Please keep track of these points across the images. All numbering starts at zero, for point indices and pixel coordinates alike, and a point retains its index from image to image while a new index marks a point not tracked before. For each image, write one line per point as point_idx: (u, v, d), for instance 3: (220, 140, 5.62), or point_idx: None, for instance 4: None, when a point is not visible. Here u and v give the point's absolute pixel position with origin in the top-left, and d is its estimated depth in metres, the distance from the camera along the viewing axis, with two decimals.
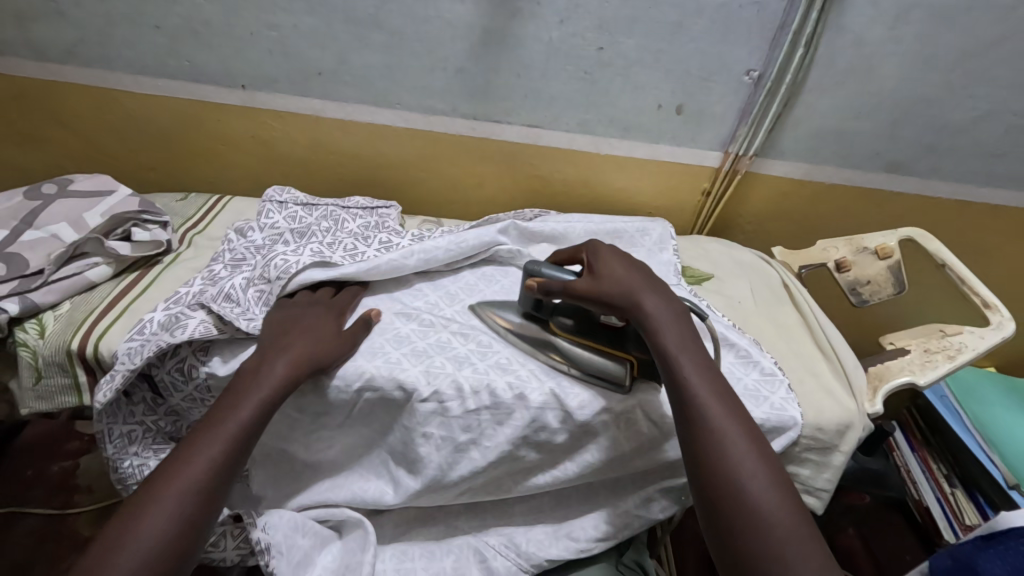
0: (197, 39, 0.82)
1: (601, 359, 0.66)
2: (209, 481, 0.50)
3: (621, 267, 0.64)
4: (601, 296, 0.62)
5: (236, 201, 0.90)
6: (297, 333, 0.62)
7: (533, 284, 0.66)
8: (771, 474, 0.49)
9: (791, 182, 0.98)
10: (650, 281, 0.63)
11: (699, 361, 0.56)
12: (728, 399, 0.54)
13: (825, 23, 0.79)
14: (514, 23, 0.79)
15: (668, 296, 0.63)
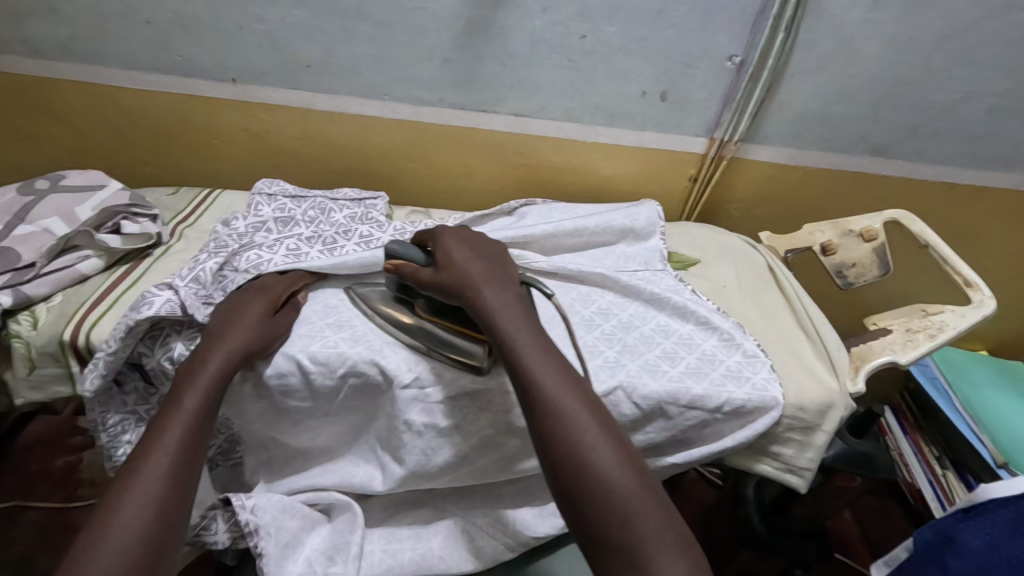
0: (185, 33, 0.82)
1: (467, 343, 0.66)
2: (172, 471, 0.52)
3: (463, 257, 0.65)
4: (444, 288, 0.64)
5: (226, 195, 0.91)
6: (228, 326, 0.63)
7: (393, 267, 0.68)
8: (621, 453, 0.49)
9: (777, 167, 0.98)
10: (494, 273, 0.64)
11: (541, 347, 0.56)
12: (570, 381, 0.54)
13: (806, 7, 0.79)
14: (498, 12, 0.79)
15: (509, 284, 0.63)
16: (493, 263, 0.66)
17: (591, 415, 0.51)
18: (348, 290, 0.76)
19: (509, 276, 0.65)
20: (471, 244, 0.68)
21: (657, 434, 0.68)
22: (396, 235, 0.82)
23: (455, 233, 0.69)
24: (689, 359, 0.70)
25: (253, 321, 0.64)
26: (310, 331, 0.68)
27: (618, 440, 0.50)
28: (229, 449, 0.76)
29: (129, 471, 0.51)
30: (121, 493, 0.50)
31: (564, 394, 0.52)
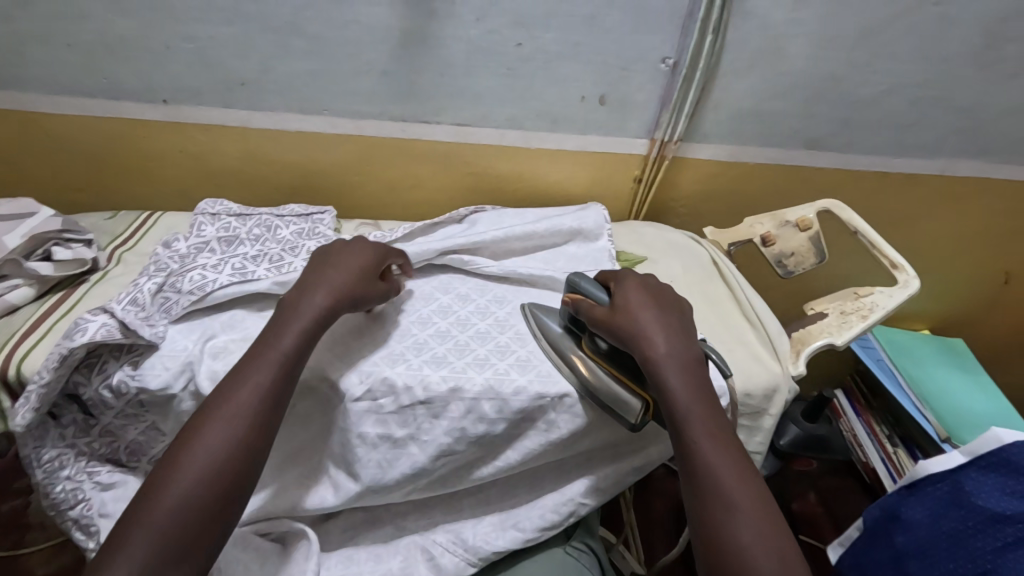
0: (114, 54, 0.81)
1: (617, 391, 0.67)
2: (211, 477, 0.52)
3: (640, 304, 0.67)
4: (614, 332, 0.65)
5: (167, 216, 0.89)
6: (323, 275, 0.67)
7: (571, 300, 0.71)
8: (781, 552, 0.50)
9: (717, 164, 1.02)
10: (673, 328, 0.65)
11: (713, 423, 0.58)
12: (737, 462, 0.56)
13: (731, 9, 0.83)
14: (433, 23, 0.80)
15: (689, 345, 0.64)
16: (674, 318, 0.67)
17: (758, 507, 0.53)
18: (524, 308, 0.78)
19: (687, 332, 0.66)
20: (653, 294, 0.69)
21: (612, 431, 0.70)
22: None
23: (636, 280, 0.70)
24: None
25: (346, 276, 0.68)
26: None
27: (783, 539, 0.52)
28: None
29: (199, 418, 0.54)
30: (188, 438, 0.53)
31: (734, 481, 0.54)
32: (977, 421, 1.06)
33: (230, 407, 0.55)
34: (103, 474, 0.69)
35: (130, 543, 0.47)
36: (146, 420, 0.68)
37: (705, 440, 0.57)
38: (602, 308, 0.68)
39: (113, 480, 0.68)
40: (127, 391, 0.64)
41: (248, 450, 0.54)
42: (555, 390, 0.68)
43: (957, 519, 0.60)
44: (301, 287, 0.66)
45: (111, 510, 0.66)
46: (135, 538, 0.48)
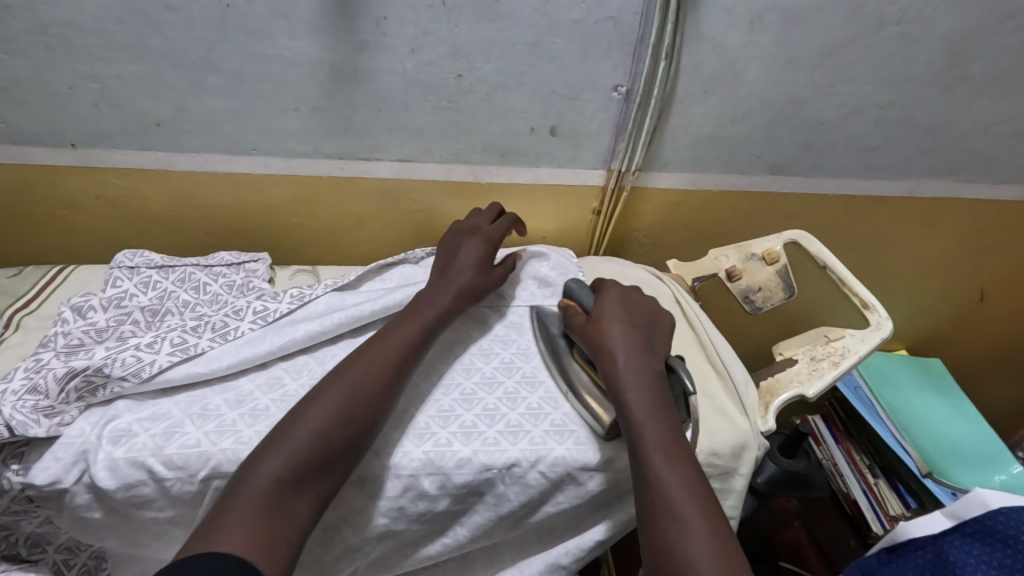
0: (9, 97, 0.73)
1: (597, 395, 0.66)
2: (322, 437, 0.54)
3: (612, 316, 0.66)
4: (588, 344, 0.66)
5: (79, 271, 0.81)
6: (452, 264, 0.74)
7: (565, 303, 0.71)
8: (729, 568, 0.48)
9: (679, 193, 0.97)
10: (639, 344, 0.64)
11: (669, 435, 0.56)
12: (690, 475, 0.54)
13: (683, 33, 0.78)
14: (362, 56, 0.74)
15: (652, 361, 0.63)
16: (642, 332, 0.65)
17: (706, 521, 0.51)
18: (534, 312, 0.78)
19: (655, 347, 0.65)
20: (625, 309, 0.67)
21: (569, 501, 0.64)
22: (294, 303, 0.75)
23: (617, 292, 0.70)
24: None
25: (472, 266, 0.74)
26: (168, 428, 0.60)
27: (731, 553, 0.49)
28: (97, 565, 0.66)
29: (326, 379, 0.60)
30: (327, 385, 0.59)
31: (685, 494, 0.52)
32: (959, 451, 1.03)
33: (358, 365, 0.61)
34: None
35: (265, 464, 0.52)
36: (38, 514, 0.59)
37: (659, 453, 0.55)
38: (583, 316, 0.69)
39: None
40: (8, 487, 0.56)
41: (374, 407, 0.58)
42: (502, 461, 0.61)
43: None
44: (435, 276, 0.73)
45: None
46: (267, 461, 0.52)
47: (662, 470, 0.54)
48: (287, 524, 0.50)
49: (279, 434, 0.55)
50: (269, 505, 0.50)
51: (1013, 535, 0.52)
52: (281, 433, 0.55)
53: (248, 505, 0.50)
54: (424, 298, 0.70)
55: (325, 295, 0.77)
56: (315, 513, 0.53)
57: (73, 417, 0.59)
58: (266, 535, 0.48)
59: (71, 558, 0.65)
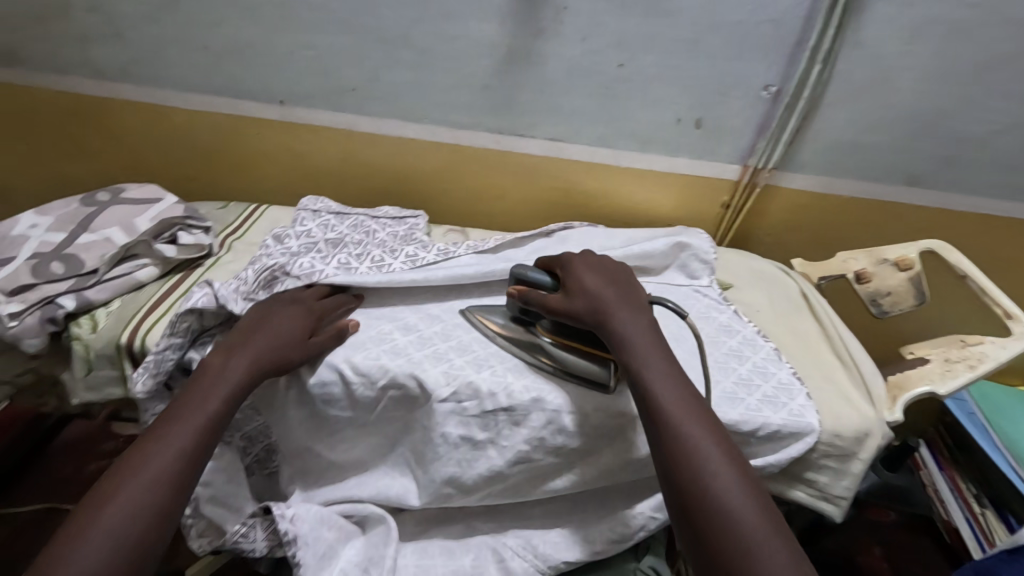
0: (242, 57, 0.87)
1: (581, 359, 0.70)
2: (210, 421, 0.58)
3: (596, 284, 0.70)
4: (574, 311, 0.69)
5: (271, 210, 0.95)
6: (267, 329, 0.66)
7: (517, 290, 0.75)
8: (738, 473, 0.53)
9: (810, 196, 0.99)
10: (625, 300, 0.69)
11: (667, 371, 0.61)
12: (688, 400, 0.59)
13: (842, 39, 0.81)
14: (538, 41, 0.82)
15: (642, 311, 0.68)
16: (625, 296, 0.70)
17: (712, 437, 0.56)
18: (462, 314, 0.79)
19: (639, 301, 0.70)
20: (603, 273, 0.72)
21: None
22: (440, 256, 0.84)
23: (583, 265, 0.74)
24: (740, 370, 0.73)
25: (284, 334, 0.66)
26: (354, 342, 0.71)
27: (736, 459, 0.55)
28: (267, 457, 0.76)
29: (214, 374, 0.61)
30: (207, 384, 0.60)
31: (689, 417, 0.57)
32: None
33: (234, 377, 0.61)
34: None
35: (121, 494, 0.51)
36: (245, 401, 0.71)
37: (660, 389, 0.59)
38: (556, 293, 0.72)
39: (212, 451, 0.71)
40: None
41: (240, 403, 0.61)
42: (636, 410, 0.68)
43: None
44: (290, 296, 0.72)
45: (209, 480, 0.69)
46: (127, 489, 0.51)
47: (665, 403, 0.58)
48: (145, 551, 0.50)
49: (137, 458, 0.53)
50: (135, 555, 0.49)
51: None
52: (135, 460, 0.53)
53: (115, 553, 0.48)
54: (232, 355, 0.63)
55: (466, 255, 0.85)
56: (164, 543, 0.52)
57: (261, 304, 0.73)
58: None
59: (248, 447, 0.75)
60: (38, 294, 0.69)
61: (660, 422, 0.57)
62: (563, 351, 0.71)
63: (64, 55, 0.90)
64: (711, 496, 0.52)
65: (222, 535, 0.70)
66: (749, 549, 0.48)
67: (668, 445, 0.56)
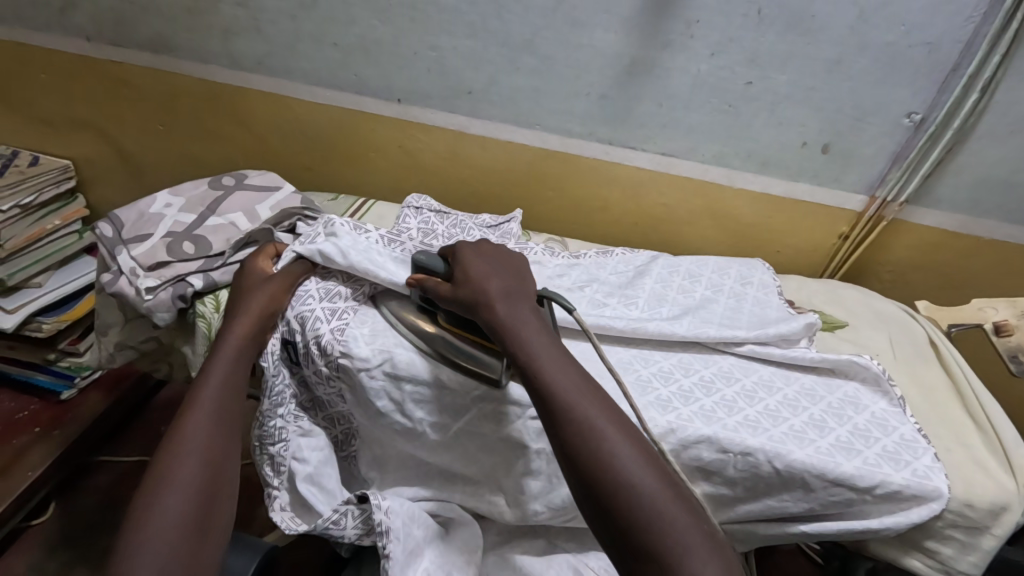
0: (366, 56, 0.90)
1: (482, 354, 0.67)
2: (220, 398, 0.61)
3: (483, 274, 0.66)
4: (463, 302, 0.64)
5: (380, 205, 0.98)
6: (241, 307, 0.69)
7: (415, 280, 0.68)
8: (655, 470, 0.51)
9: (944, 235, 0.91)
10: (507, 287, 0.65)
11: (564, 366, 0.57)
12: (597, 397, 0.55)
13: (1008, 68, 0.73)
14: (663, 53, 0.80)
15: (526, 299, 0.65)
16: (507, 283, 0.66)
17: (626, 433, 0.52)
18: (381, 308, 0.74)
19: (526, 291, 0.67)
20: (488, 262, 0.68)
21: (795, 504, 0.64)
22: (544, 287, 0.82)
23: (472, 252, 0.69)
24: (857, 419, 0.68)
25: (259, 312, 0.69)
26: None
27: (649, 453, 0.53)
28: (346, 440, 0.78)
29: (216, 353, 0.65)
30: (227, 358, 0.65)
31: (598, 410, 0.54)
32: None
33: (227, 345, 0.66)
34: (305, 421, 0.74)
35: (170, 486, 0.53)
36: (336, 386, 0.72)
37: (563, 386, 0.55)
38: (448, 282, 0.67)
39: (311, 428, 0.74)
40: (332, 351, 0.69)
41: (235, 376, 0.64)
42: (739, 446, 0.64)
43: None
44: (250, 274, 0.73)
45: (306, 457, 0.72)
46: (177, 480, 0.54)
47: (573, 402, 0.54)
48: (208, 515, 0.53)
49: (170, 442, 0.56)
50: (187, 519, 0.51)
51: None
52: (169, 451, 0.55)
53: (164, 520, 0.51)
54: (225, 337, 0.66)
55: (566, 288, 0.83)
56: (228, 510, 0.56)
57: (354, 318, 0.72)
58: (192, 536, 0.51)
59: (328, 428, 0.78)
60: (172, 272, 0.74)
61: (566, 422, 0.53)
62: (464, 346, 0.68)
63: (206, 45, 0.96)
64: (635, 497, 0.49)
65: (311, 515, 0.70)
66: (674, 554, 0.46)
67: (580, 447, 0.51)
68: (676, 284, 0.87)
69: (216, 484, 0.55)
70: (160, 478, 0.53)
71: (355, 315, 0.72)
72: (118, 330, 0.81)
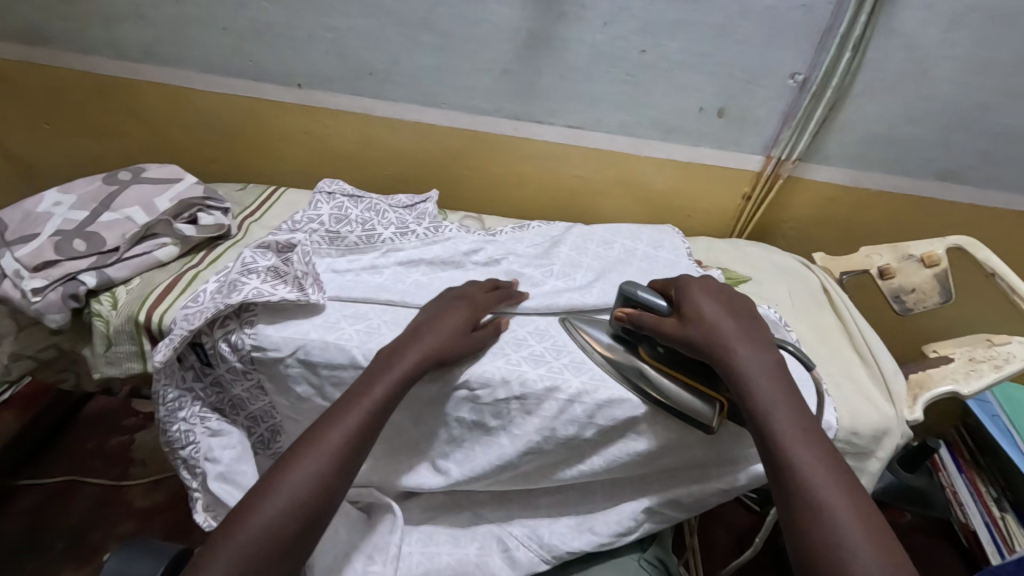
0: (261, 39, 0.88)
1: (687, 396, 0.64)
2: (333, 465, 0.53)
3: (713, 311, 0.59)
4: (685, 341, 0.58)
5: (289, 194, 0.96)
6: (432, 326, 0.67)
7: (624, 314, 0.64)
8: (879, 546, 0.43)
9: (836, 189, 0.97)
10: (747, 331, 0.59)
11: (797, 419, 0.52)
12: (832, 466, 0.48)
13: (875, 27, 0.78)
14: (558, 26, 0.81)
15: (763, 345, 0.58)
16: (745, 327, 0.59)
17: (853, 507, 0.45)
18: (563, 323, 0.76)
19: (764, 335, 0.59)
20: (723, 300, 0.61)
21: (703, 450, 0.68)
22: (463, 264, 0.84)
23: (700, 285, 0.63)
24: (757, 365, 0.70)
25: (450, 330, 0.67)
26: (369, 328, 0.71)
27: (888, 544, 0.44)
28: (271, 437, 0.79)
29: (365, 381, 0.61)
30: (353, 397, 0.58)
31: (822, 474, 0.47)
32: None
33: (384, 380, 0.60)
34: (213, 421, 0.75)
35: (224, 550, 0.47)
36: (252, 377, 0.72)
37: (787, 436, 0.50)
38: (669, 319, 0.61)
39: (221, 428, 0.75)
40: (241, 346, 0.69)
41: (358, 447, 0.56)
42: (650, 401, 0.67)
43: None
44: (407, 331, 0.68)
45: (217, 457, 0.73)
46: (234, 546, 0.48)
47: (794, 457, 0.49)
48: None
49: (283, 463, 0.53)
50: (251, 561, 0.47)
51: None
52: (245, 508, 0.50)
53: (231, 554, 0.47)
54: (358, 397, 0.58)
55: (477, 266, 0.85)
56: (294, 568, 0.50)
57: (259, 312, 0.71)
58: None
59: (252, 427, 0.78)
60: (61, 270, 0.70)
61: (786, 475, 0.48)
62: (662, 378, 0.66)
63: (88, 35, 0.91)
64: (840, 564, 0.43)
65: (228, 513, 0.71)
66: None
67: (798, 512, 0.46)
68: (592, 250, 0.89)
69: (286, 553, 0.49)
70: (223, 537, 0.48)
71: (265, 312, 0.71)
72: (12, 340, 0.75)
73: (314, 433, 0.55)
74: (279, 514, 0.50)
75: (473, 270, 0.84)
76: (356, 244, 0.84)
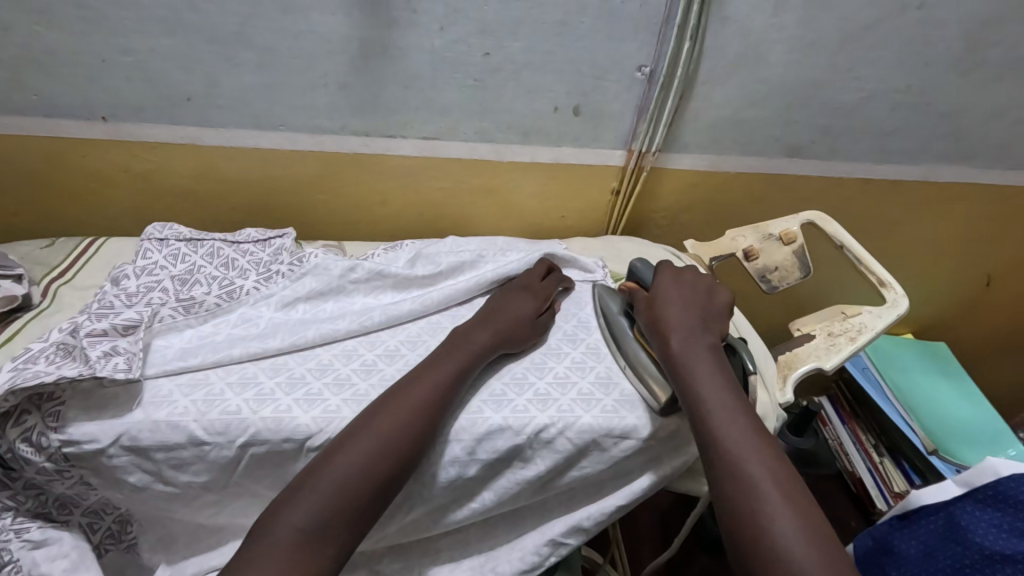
0: (40, 68, 0.74)
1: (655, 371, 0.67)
2: (415, 427, 0.57)
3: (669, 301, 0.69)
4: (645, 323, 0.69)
5: (112, 243, 0.83)
6: (498, 313, 0.73)
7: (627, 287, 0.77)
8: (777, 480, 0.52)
9: (698, 174, 0.98)
10: (696, 323, 0.66)
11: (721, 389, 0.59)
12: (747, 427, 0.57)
13: (709, 16, 0.78)
14: (391, 33, 0.75)
15: (704, 334, 0.65)
16: (696, 316, 0.67)
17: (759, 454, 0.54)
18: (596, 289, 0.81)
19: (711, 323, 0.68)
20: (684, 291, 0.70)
21: (593, 468, 0.65)
22: (334, 298, 0.77)
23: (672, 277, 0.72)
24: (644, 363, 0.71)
25: (517, 315, 0.72)
26: (209, 395, 0.62)
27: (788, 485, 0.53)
28: (122, 528, 0.65)
29: (434, 360, 0.65)
30: (416, 379, 0.62)
31: (752, 460, 0.54)
32: (963, 432, 1.02)
33: (453, 360, 0.65)
34: (33, 531, 0.59)
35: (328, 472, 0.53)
36: (72, 475, 0.59)
37: (716, 409, 0.57)
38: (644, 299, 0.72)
39: (47, 537, 0.59)
40: (47, 445, 0.57)
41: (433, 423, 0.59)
42: (531, 427, 0.63)
43: (954, 556, 0.61)
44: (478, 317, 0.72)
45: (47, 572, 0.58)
46: (333, 471, 0.53)
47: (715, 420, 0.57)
48: (310, 572, 0.49)
49: (338, 443, 0.56)
50: (297, 540, 0.50)
51: (1021, 500, 0.58)
52: (340, 443, 0.56)
53: (274, 537, 0.50)
54: (432, 368, 0.63)
55: (362, 296, 0.79)
56: (338, 567, 0.51)
57: (66, 397, 0.59)
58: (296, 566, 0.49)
59: (94, 525, 0.64)
60: None
61: (717, 457, 0.55)
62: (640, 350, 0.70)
63: None
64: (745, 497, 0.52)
65: None
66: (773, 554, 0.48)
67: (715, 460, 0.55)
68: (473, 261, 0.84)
69: (363, 508, 0.53)
70: (316, 471, 0.54)
71: (72, 404, 0.59)
72: None
73: (403, 386, 0.61)
74: (361, 458, 0.54)
75: (336, 301, 0.77)
76: (218, 306, 0.73)
